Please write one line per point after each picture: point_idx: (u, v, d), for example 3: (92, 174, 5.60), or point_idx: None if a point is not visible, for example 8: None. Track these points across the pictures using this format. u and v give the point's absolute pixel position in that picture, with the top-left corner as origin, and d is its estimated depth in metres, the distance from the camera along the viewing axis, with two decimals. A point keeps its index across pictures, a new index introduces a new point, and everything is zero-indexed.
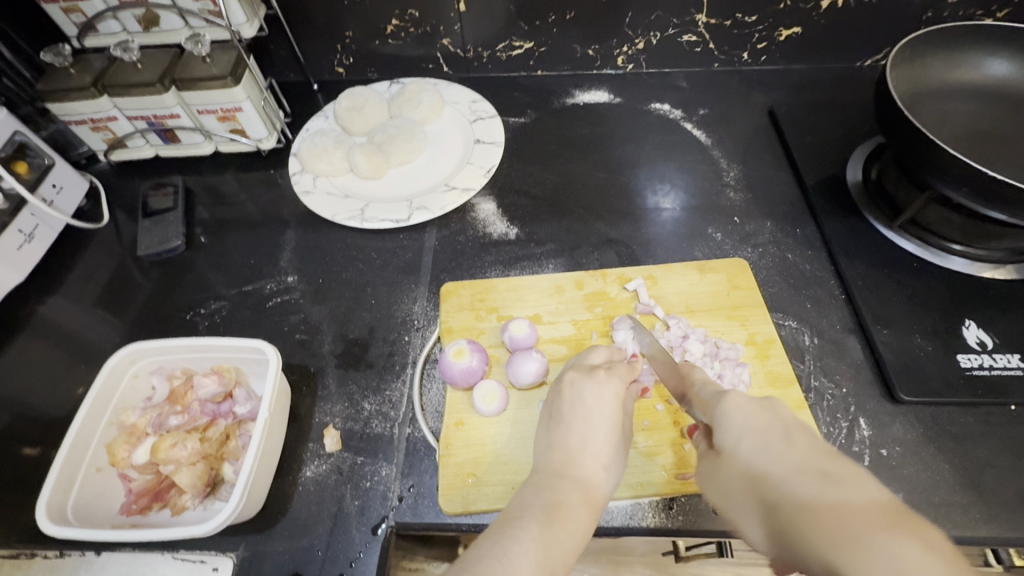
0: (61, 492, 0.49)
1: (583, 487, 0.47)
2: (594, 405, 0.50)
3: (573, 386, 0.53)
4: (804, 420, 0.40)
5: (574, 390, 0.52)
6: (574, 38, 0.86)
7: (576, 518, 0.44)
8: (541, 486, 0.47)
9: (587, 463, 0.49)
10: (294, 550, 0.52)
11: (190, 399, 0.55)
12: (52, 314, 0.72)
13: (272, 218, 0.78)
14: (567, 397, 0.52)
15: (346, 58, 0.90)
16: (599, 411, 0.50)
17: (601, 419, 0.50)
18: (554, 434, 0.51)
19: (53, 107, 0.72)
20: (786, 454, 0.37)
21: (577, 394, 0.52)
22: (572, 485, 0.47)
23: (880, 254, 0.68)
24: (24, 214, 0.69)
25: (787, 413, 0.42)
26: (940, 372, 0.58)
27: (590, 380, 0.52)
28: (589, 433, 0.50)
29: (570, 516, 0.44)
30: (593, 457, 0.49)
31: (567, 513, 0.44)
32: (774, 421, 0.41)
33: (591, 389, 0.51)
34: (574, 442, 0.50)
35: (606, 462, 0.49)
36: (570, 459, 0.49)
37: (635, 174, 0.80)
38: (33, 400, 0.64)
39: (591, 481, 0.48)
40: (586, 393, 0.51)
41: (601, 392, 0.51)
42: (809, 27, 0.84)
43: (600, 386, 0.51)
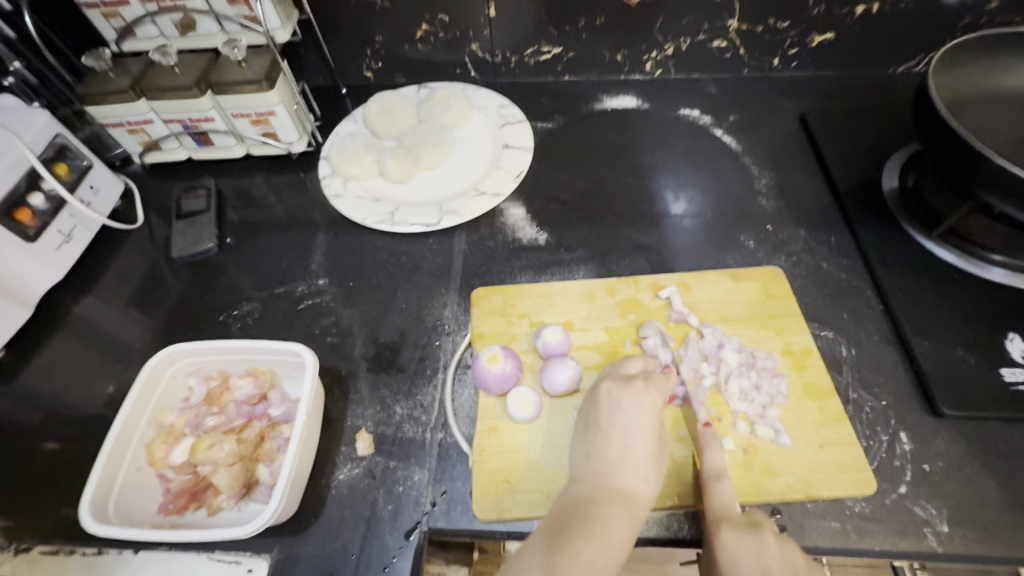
0: (103, 491, 0.49)
1: (621, 498, 0.47)
2: (632, 416, 0.51)
3: (609, 395, 0.52)
4: (784, 573, 0.45)
5: (611, 399, 0.52)
6: (603, 43, 0.86)
7: (617, 531, 0.45)
8: (580, 497, 0.47)
9: (625, 474, 0.48)
10: (328, 554, 0.52)
11: (227, 400, 0.56)
12: (88, 313, 0.73)
13: (302, 221, 0.79)
14: (603, 406, 0.52)
15: (375, 62, 0.91)
16: (637, 422, 0.50)
17: (640, 429, 0.50)
18: (591, 444, 0.51)
19: (92, 110, 0.73)
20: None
21: (614, 403, 0.52)
22: (612, 497, 0.47)
23: (919, 263, 0.66)
24: (63, 215, 0.70)
25: (773, 558, 0.46)
26: (984, 386, 0.57)
27: (628, 389, 0.52)
28: (628, 442, 0.50)
29: (604, 533, 0.44)
30: (633, 466, 0.49)
31: (596, 532, 0.44)
32: (757, 568, 0.46)
33: (629, 399, 0.51)
34: (612, 452, 0.49)
35: (646, 472, 0.49)
36: (609, 469, 0.48)
37: (665, 180, 0.79)
38: (70, 398, 0.65)
39: (632, 492, 0.48)
40: (624, 403, 0.51)
41: (639, 403, 0.51)
42: (842, 33, 0.83)
43: (638, 396, 0.51)
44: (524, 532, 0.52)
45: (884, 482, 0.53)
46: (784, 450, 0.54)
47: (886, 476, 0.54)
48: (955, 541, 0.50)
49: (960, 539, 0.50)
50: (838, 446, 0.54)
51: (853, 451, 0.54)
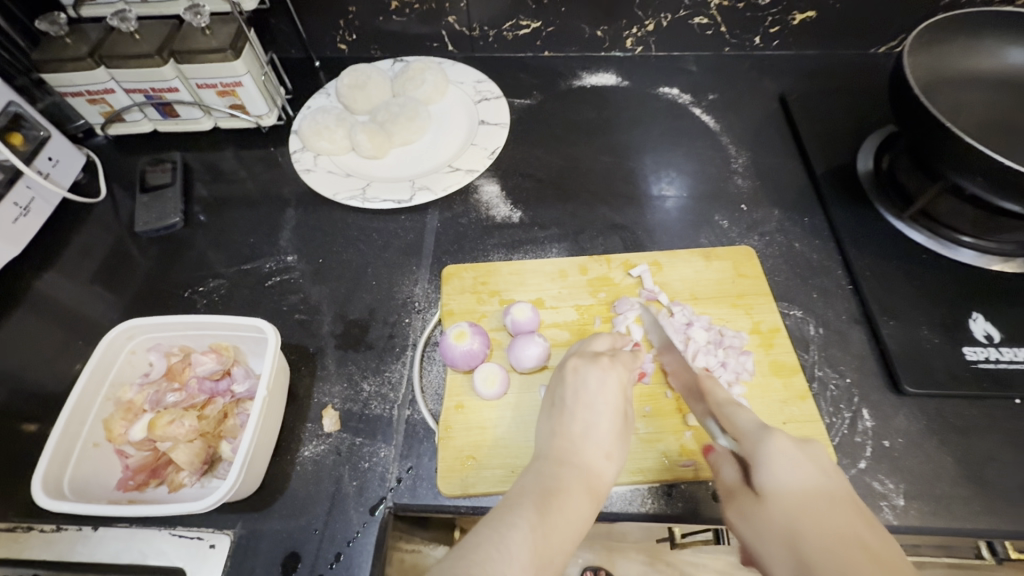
0: (57, 466, 0.48)
1: (584, 477, 0.46)
2: (597, 392, 0.50)
3: (575, 372, 0.52)
4: (845, 485, 0.41)
5: (577, 375, 0.52)
6: (583, 18, 0.84)
7: (577, 507, 0.44)
8: (544, 473, 0.46)
9: (588, 452, 0.48)
10: (291, 529, 0.52)
11: (188, 376, 0.55)
12: (48, 289, 0.71)
13: (272, 196, 0.77)
14: (569, 382, 0.52)
15: (348, 34, 0.88)
16: (603, 398, 0.50)
17: (605, 406, 0.50)
18: (556, 420, 0.50)
19: (49, 79, 0.71)
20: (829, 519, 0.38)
21: (580, 380, 0.51)
22: (575, 474, 0.46)
23: (889, 244, 0.67)
24: (20, 186, 0.68)
25: (831, 469, 0.42)
26: (946, 365, 0.57)
27: (594, 365, 0.52)
28: (592, 420, 0.50)
29: (567, 508, 0.44)
30: (595, 444, 0.49)
31: (559, 507, 0.44)
32: (815, 477, 0.41)
33: (595, 375, 0.51)
34: (576, 430, 0.49)
35: (608, 450, 0.49)
36: (573, 446, 0.48)
37: (642, 159, 0.78)
38: (29, 374, 0.64)
39: (594, 469, 0.47)
40: (590, 379, 0.51)
41: (606, 379, 0.51)
42: (824, 11, 0.82)
43: (604, 372, 0.51)
44: (489, 507, 0.53)
45: (845, 458, 0.54)
46: None
47: (847, 451, 0.54)
48: (910, 514, 0.51)
49: (915, 512, 0.51)
50: (800, 422, 0.55)
51: (815, 427, 0.54)
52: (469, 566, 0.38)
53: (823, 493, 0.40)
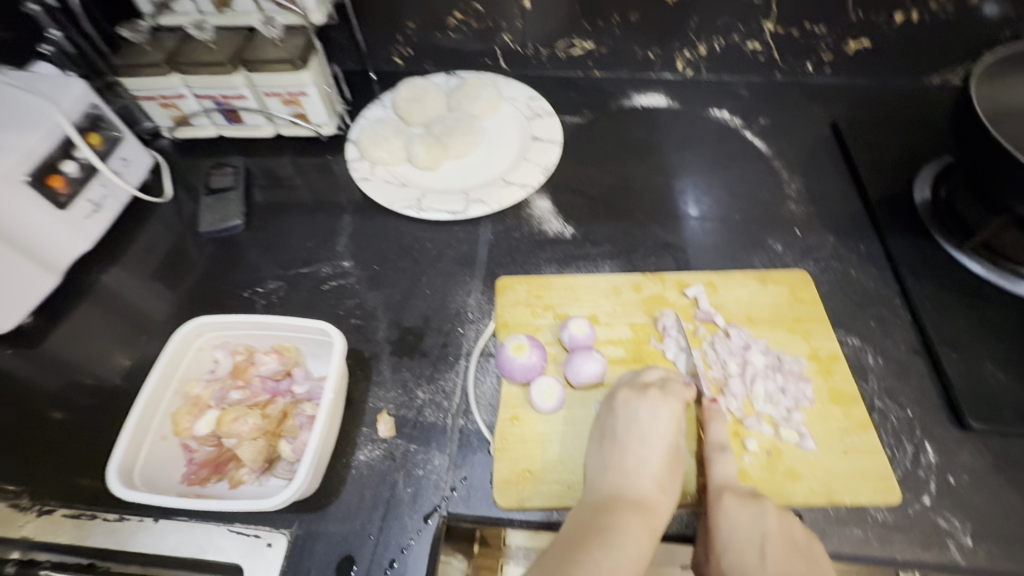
0: (129, 456, 0.50)
1: (640, 507, 0.47)
2: (650, 424, 0.51)
3: (627, 405, 0.53)
4: (784, 538, 0.47)
5: (628, 408, 0.52)
6: (636, 40, 0.86)
7: (639, 542, 0.45)
8: (600, 510, 0.47)
9: (643, 483, 0.49)
10: (347, 533, 0.52)
11: (251, 374, 0.57)
12: (112, 283, 0.73)
13: (328, 203, 0.79)
14: (621, 415, 0.52)
15: (405, 49, 0.91)
16: (655, 431, 0.51)
17: (656, 440, 0.51)
18: (607, 455, 0.51)
19: (126, 82, 0.74)
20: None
21: (631, 413, 0.52)
22: (633, 510, 0.47)
23: (949, 275, 0.66)
24: (94, 183, 0.71)
25: (771, 524, 0.48)
26: (1013, 401, 0.56)
27: (645, 399, 0.52)
28: (644, 453, 0.50)
29: (629, 545, 0.44)
30: (649, 476, 0.49)
31: (618, 545, 0.44)
32: (757, 538, 0.47)
33: (646, 409, 0.52)
34: (630, 462, 0.50)
35: (661, 484, 0.49)
36: (628, 479, 0.49)
37: (693, 181, 0.79)
38: (94, 367, 0.66)
39: (650, 504, 0.48)
40: (642, 413, 0.52)
41: (658, 412, 0.52)
42: (879, 40, 0.82)
43: (655, 406, 0.52)
44: (543, 522, 0.52)
45: (908, 492, 0.53)
46: (808, 455, 0.54)
47: (911, 486, 0.53)
48: (979, 555, 0.50)
49: (984, 553, 0.50)
50: (863, 453, 0.54)
51: (877, 459, 0.54)
52: None
53: (761, 556, 0.47)
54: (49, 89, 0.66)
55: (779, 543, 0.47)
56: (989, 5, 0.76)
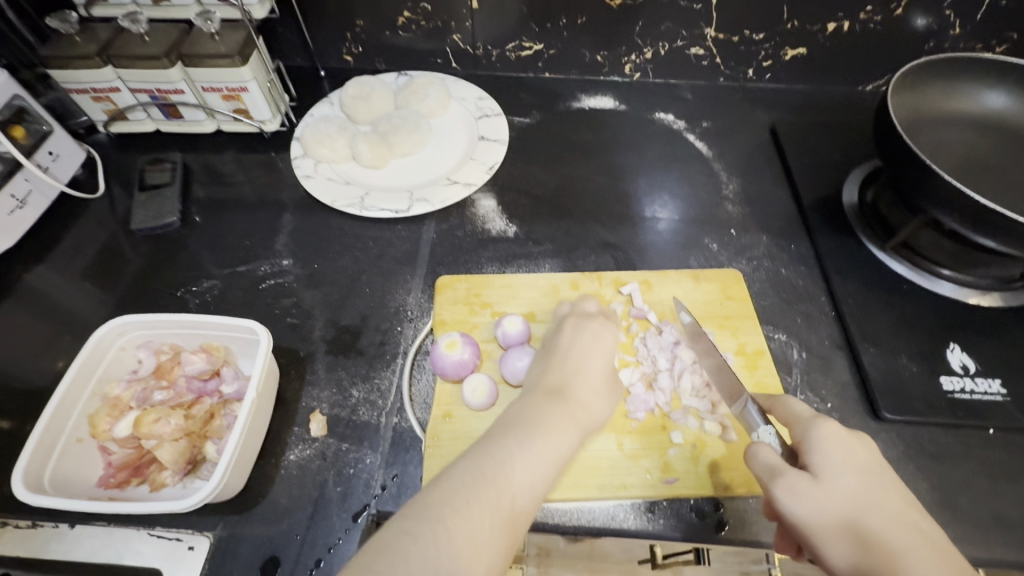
0: (39, 459, 0.48)
1: (575, 406, 0.48)
2: (592, 340, 0.54)
3: (573, 326, 0.55)
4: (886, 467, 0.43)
5: (575, 329, 0.55)
6: (583, 43, 0.87)
7: (564, 434, 0.45)
8: (532, 404, 0.47)
9: (581, 387, 0.50)
10: (273, 534, 0.52)
11: (177, 374, 0.55)
12: (38, 282, 0.71)
13: (270, 201, 0.77)
14: (566, 333, 0.55)
15: (354, 46, 0.90)
16: (597, 346, 0.53)
17: (598, 352, 0.53)
18: (549, 364, 0.52)
19: (55, 74, 0.71)
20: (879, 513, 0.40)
21: (577, 332, 0.54)
22: (562, 405, 0.47)
23: (871, 274, 0.69)
24: (18, 178, 0.68)
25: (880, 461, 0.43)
26: (923, 393, 0.59)
27: (591, 322, 0.56)
28: (584, 362, 0.52)
29: (552, 435, 0.44)
30: (587, 382, 0.51)
31: (540, 434, 0.44)
32: (869, 462, 0.42)
33: (591, 328, 0.55)
34: (570, 368, 0.51)
35: (597, 389, 0.51)
36: (566, 382, 0.50)
37: (636, 182, 0.80)
38: (13, 369, 0.63)
39: (582, 402, 0.49)
40: (587, 331, 0.54)
41: (601, 331, 0.55)
42: (814, 48, 0.85)
43: (600, 327, 0.55)
44: None
45: None
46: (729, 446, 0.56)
47: None
48: None
49: None
50: None
51: None
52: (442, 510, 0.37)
53: (877, 481, 0.41)
54: None
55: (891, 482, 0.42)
56: (914, 17, 0.79)
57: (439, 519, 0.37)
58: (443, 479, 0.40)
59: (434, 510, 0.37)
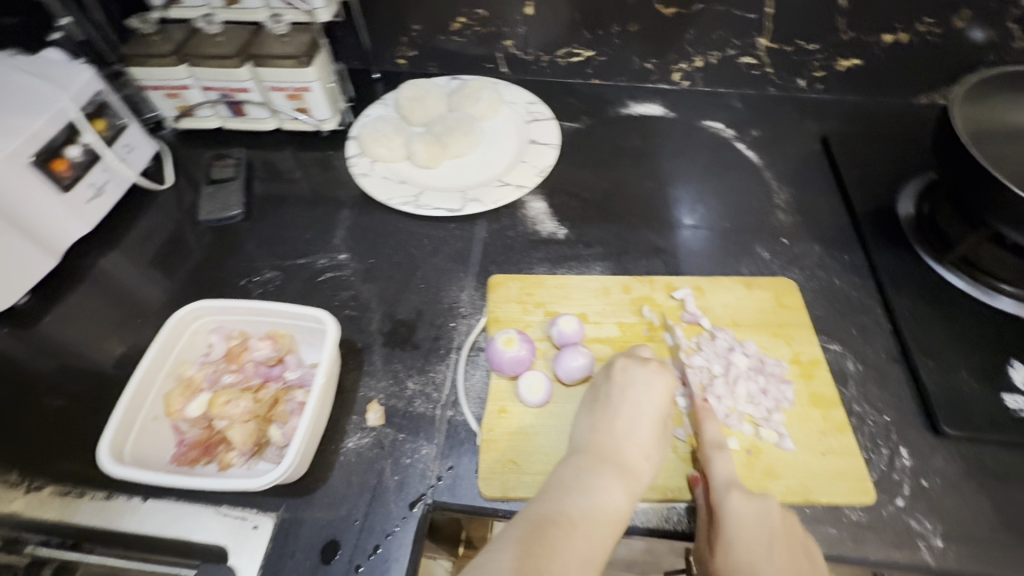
0: (121, 434, 0.51)
1: (625, 471, 0.49)
2: (644, 392, 0.53)
3: (624, 371, 0.54)
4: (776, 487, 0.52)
5: (625, 374, 0.54)
6: (634, 50, 0.88)
7: (615, 503, 0.46)
8: (581, 468, 0.48)
9: (631, 449, 0.50)
10: (332, 518, 0.53)
11: (245, 359, 0.58)
12: (111, 269, 0.74)
13: (326, 197, 0.80)
14: (617, 380, 0.54)
15: (409, 50, 0.93)
16: (648, 400, 0.52)
17: (650, 406, 0.52)
18: (598, 417, 0.52)
19: (134, 71, 0.75)
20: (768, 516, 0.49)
21: (628, 378, 0.54)
22: (613, 470, 0.48)
23: (929, 287, 0.68)
24: (97, 169, 0.72)
25: (777, 523, 0.49)
26: (985, 409, 0.58)
27: (643, 367, 0.54)
28: (635, 417, 0.52)
29: (603, 503, 0.46)
30: (636, 443, 0.51)
31: (593, 499, 0.46)
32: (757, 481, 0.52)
33: (643, 376, 0.54)
34: (620, 427, 0.51)
35: (648, 450, 0.51)
36: (614, 443, 0.50)
37: (685, 188, 0.80)
38: (88, 348, 0.67)
39: (633, 469, 0.49)
40: (638, 379, 0.53)
41: (655, 380, 0.53)
42: (868, 59, 0.85)
43: (652, 374, 0.54)
44: None
45: (882, 494, 0.55)
46: (786, 454, 0.56)
47: (885, 488, 0.55)
48: (948, 556, 0.51)
49: (953, 554, 0.51)
50: (839, 454, 0.56)
51: (853, 461, 0.55)
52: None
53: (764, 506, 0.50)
54: (57, 75, 0.68)
55: (789, 546, 0.48)
56: (975, 30, 0.78)
57: None
58: (496, 547, 0.42)
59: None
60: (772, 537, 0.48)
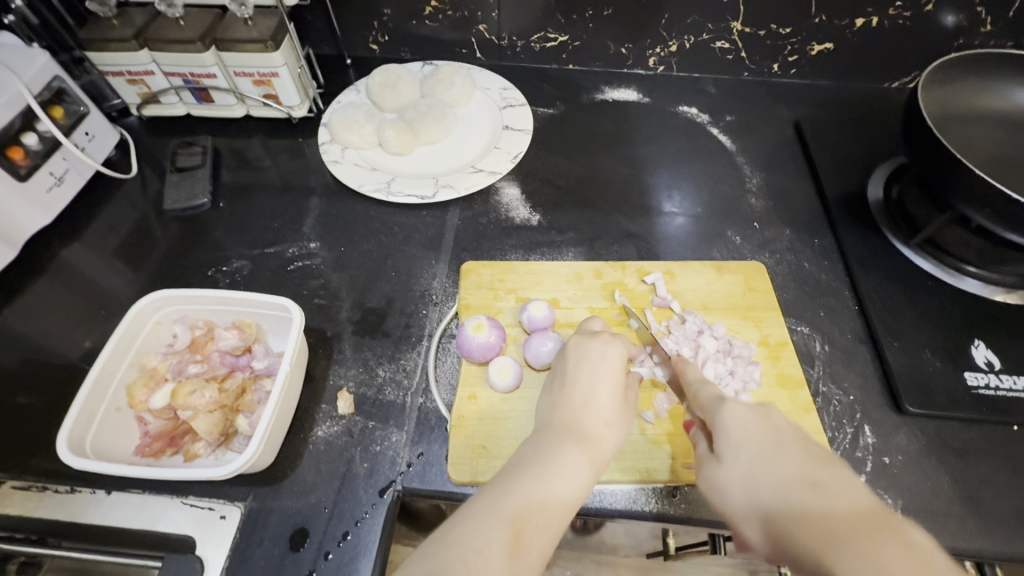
0: (82, 427, 0.50)
1: (585, 441, 0.48)
2: (598, 363, 0.53)
3: (577, 347, 0.55)
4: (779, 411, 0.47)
5: (579, 350, 0.54)
6: (609, 35, 0.88)
7: (576, 473, 0.46)
8: (542, 442, 0.48)
9: (590, 419, 0.50)
10: (301, 507, 0.53)
11: (211, 349, 0.57)
12: (74, 260, 0.72)
13: (297, 185, 0.79)
14: (571, 356, 0.54)
15: (381, 35, 0.91)
16: (603, 369, 0.52)
17: (605, 375, 0.52)
18: (557, 393, 0.52)
19: (93, 57, 0.73)
20: (770, 440, 0.44)
21: (582, 353, 0.54)
22: (573, 441, 0.48)
23: (896, 269, 0.69)
24: (56, 157, 0.70)
25: (776, 430, 0.45)
26: (947, 388, 0.59)
27: (595, 339, 0.54)
28: (592, 388, 0.52)
29: (564, 473, 0.45)
30: (596, 412, 0.51)
31: (550, 473, 0.45)
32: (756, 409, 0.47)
33: (596, 348, 0.54)
34: (577, 399, 0.51)
35: (609, 419, 0.51)
36: (574, 415, 0.50)
37: (658, 174, 0.80)
38: (51, 342, 0.65)
39: (593, 438, 0.49)
40: (591, 352, 0.53)
41: (606, 352, 0.53)
42: (841, 44, 0.85)
43: (605, 345, 0.54)
44: None
45: None
46: None
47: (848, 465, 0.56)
48: None
49: None
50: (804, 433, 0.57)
51: (818, 440, 0.56)
52: (445, 550, 0.38)
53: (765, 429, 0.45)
54: (11, 61, 0.65)
55: (799, 441, 0.43)
56: (944, 14, 0.79)
57: (459, 556, 0.38)
58: (458, 522, 0.41)
59: (450, 551, 0.38)
60: (773, 451, 0.43)
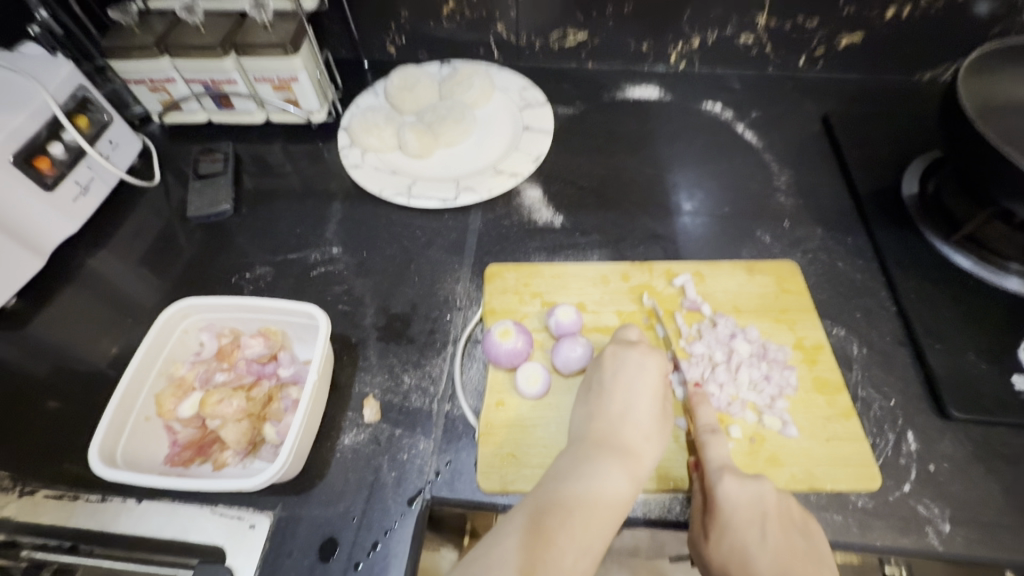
0: (112, 436, 0.50)
1: (624, 454, 0.48)
2: (636, 374, 0.52)
3: (614, 356, 0.54)
4: (782, 513, 0.48)
5: (616, 359, 0.53)
6: (629, 32, 0.86)
7: (615, 488, 0.45)
8: (580, 455, 0.48)
9: (628, 431, 0.49)
10: (330, 516, 0.52)
11: (237, 357, 0.57)
12: (101, 268, 0.73)
13: (318, 190, 0.78)
14: (608, 366, 0.53)
15: (398, 37, 0.90)
16: (641, 380, 0.52)
17: (643, 387, 0.51)
18: (593, 404, 0.51)
19: (116, 65, 0.74)
20: (763, 536, 0.47)
21: (619, 363, 0.53)
22: (612, 455, 0.47)
23: (935, 268, 0.66)
24: (81, 166, 0.70)
25: (771, 506, 0.49)
26: (994, 392, 0.57)
27: (633, 349, 0.53)
28: (630, 399, 0.51)
29: (602, 488, 0.45)
30: (634, 424, 0.50)
31: (589, 487, 0.45)
32: (760, 498, 0.49)
33: (633, 358, 0.53)
34: (615, 410, 0.50)
35: (647, 431, 0.50)
36: (612, 427, 0.49)
37: (683, 173, 0.79)
38: (80, 350, 0.66)
39: (632, 452, 0.48)
40: (629, 362, 0.53)
41: (645, 364, 0.52)
42: (871, 36, 0.82)
43: (643, 356, 0.53)
44: None
45: (889, 479, 0.54)
46: (791, 441, 0.55)
47: (891, 473, 0.54)
48: (956, 541, 0.50)
49: (961, 539, 0.50)
50: (844, 440, 0.55)
51: (859, 447, 0.54)
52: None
53: (761, 528, 0.48)
54: (35, 71, 0.66)
55: (779, 523, 0.48)
56: (980, 3, 0.76)
57: None
58: (496, 543, 0.42)
59: None
60: (760, 547, 0.47)
